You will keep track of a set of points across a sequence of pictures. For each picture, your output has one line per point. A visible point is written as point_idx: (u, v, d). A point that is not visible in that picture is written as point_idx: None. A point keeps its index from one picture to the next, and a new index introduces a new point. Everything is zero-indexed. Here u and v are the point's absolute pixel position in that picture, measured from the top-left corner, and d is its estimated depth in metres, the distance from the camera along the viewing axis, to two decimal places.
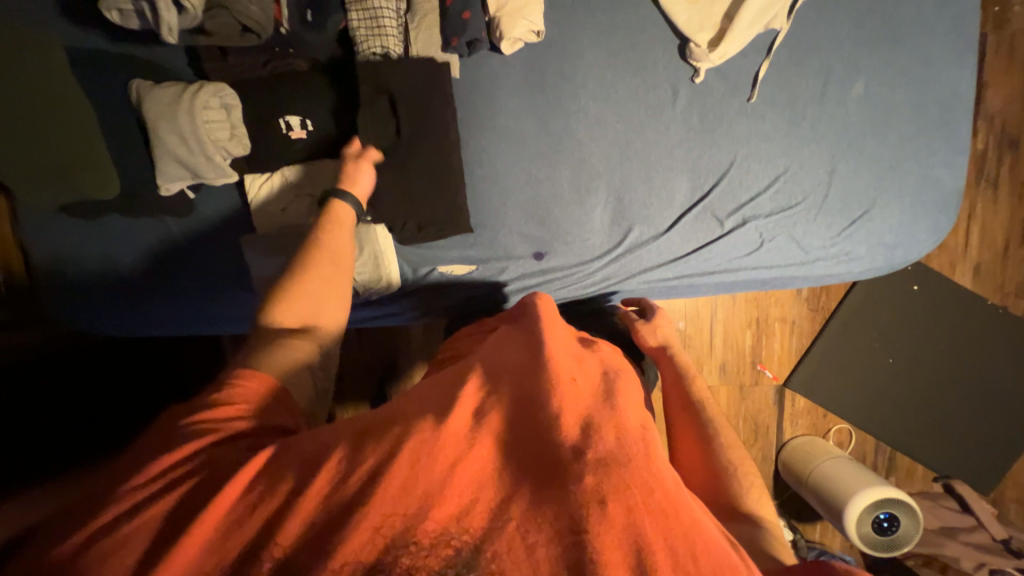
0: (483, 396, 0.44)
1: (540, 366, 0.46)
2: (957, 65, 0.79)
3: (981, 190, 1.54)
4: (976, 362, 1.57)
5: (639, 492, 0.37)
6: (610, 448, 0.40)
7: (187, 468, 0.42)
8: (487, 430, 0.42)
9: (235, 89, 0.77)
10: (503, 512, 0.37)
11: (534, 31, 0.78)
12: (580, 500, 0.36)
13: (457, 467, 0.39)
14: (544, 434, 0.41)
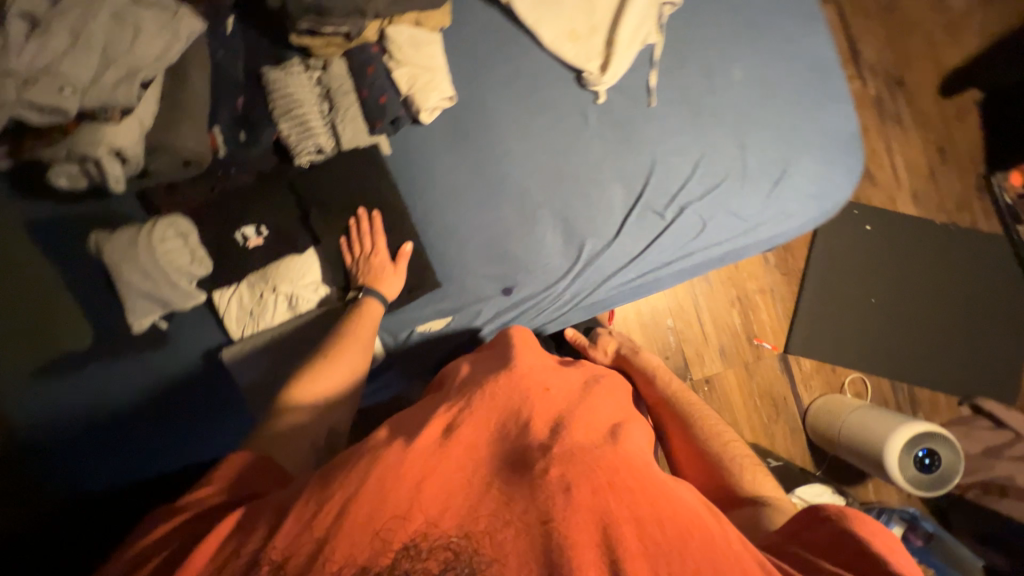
0: (457, 421, 0.54)
1: (511, 388, 0.58)
2: (815, 30, 0.90)
3: (889, 128, 1.69)
4: (944, 280, 1.68)
5: (599, 474, 0.47)
6: (569, 444, 0.50)
7: (183, 532, 0.49)
8: (454, 446, 0.51)
9: (187, 217, 0.83)
10: (483, 513, 0.45)
11: (445, 98, 0.87)
12: (547, 490, 0.45)
13: (425, 479, 0.47)
14: (515, 444, 0.51)
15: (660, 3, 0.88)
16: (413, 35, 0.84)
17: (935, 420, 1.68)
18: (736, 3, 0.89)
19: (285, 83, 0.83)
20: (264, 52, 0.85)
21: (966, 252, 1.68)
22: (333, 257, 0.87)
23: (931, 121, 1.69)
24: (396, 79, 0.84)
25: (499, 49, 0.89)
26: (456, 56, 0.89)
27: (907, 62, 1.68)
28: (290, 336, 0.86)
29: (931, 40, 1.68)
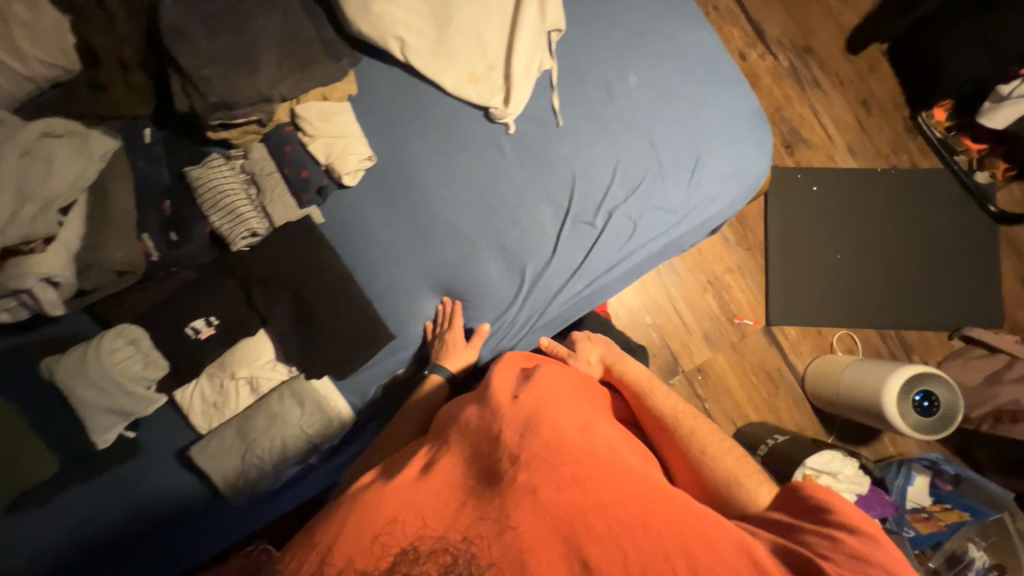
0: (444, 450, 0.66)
1: (486, 409, 0.70)
2: (694, 25, 0.94)
3: (810, 92, 1.76)
4: (901, 222, 1.73)
5: (561, 471, 0.58)
6: (535, 448, 0.61)
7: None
8: (443, 468, 0.63)
9: (135, 324, 0.83)
10: (469, 516, 0.56)
11: (364, 158, 0.90)
12: (519, 488, 0.57)
13: (421, 498, 0.60)
14: (492, 454, 0.63)
15: (546, 31, 0.93)
16: (321, 108, 0.88)
17: (929, 359, 1.69)
18: (617, 15, 0.94)
19: (209, 179, 0.86)
20: (185, 152, 0.89)
21: (913, 192, 1.73)
22: (286, 332, 0.89)
23: (848, 78, 1.76)
24: (314, 151, 0.87)
25: (407, 104, 0.94)
26: (369, 118, 0.93)
27: (810, 30, 1.77)
28: (258, 417, 0.86)
29: (826, 5, 1.77)
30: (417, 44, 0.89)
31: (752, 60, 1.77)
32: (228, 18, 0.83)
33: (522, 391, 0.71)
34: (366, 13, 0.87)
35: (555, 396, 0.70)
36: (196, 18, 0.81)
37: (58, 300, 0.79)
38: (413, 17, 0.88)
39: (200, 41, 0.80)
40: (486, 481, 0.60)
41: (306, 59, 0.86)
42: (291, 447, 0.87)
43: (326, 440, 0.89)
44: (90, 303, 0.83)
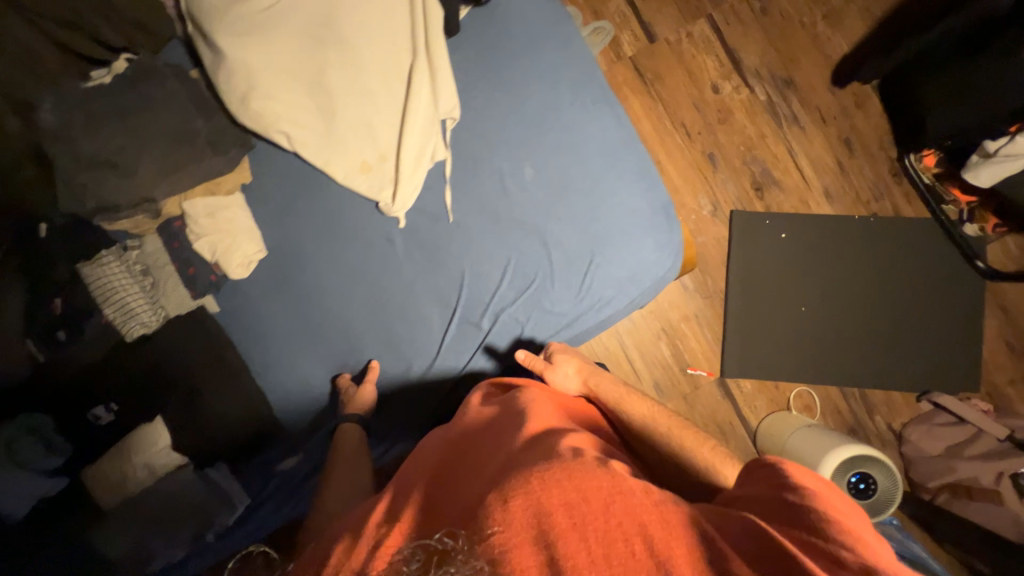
0: (415, 477, 0.67)
1: (456, 445, 0.72)
2: (595, 118, 0.89)
3: (787, 129, 1.63)
4: (878, 274, 1.60)
5: (512, 474, 0.56)
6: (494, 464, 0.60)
7: None
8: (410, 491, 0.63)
9: (40, 410, 0.89)
10: (432, 524, 0.55)
11: (253, 252, 0.91)
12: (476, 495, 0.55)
13: (388, 513, 0.59)
14: (458, 477, 0.63)
15: (440, 118, 0.89)
16: (207, 205, 0.89)
17: (892, 421, 1.60)
18: (516, 104, 0.90)
19: (102, 276, 0.89)
20: (77, 245, 0.89)
21: (893, 242, 1.60)
22: (178, 422, 0.91)
23: (829, 114, 1.62)
24: (200, 250, 0.89)
25: (300, 192, 0.93)
26: (260, 209, 0.93)
27: (792, 59, 1.63)
28: (154, 502, 0.90)
29: (812, 32, 1.63)
30: (303, 135, 0.86)
31: (725, 93, 1.64)
32: (112, 117, 0.84)
33: (490, 424, 0.73)
34: (247, 107, 0.84)
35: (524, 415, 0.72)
36: (80, 119, 0.83)
37: None
38: (296, 110, 0.85)
39: (84, 141, 0.83)
40: (465, 492, 0.58)
41: (190, 155, 0.86)
42: (179, 531, 0.91)
43: (220, 523, 0.93)
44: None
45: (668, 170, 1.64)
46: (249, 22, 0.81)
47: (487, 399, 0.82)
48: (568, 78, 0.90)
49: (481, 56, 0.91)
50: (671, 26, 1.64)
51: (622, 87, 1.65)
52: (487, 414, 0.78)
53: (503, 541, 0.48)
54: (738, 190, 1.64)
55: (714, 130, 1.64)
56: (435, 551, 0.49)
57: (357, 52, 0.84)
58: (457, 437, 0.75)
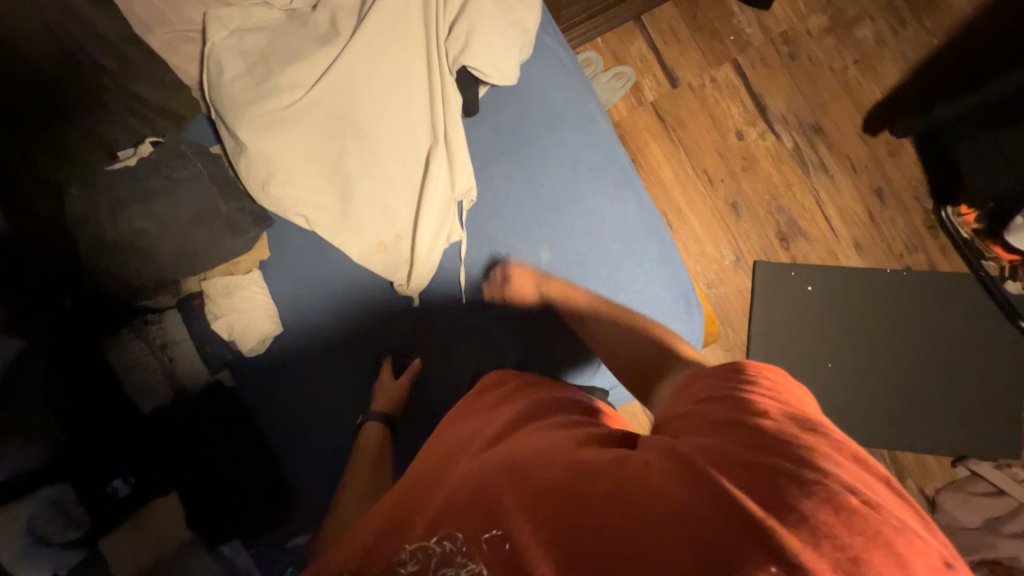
0: (392, 492, 0.63)
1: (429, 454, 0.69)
2: (615, 202, 0.88)
3: (815, 177, 1.57)
4: (912, 330, 1.53)
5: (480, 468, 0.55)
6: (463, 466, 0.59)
7: None
8: (388, 506, 0.60)
9: (53, 484, 0.84)
10: (407, 527, 0.52)
11: (269, 328, 0.93)
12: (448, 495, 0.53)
13: (370, 535, 0.55)
14: (428, 484, 0.60)
15: (456, 198, 0.88)
16: (226, 284, 0.91)
17: (925, 486, 1.51)
18: (532, 186, 0.89)
19: (123, 354, 0.90)
20: (102, 322, 0.92)
21: (926, 298, 1.53)
22: (190, 497, 0.91)
23: (859, 163, 1.56)
24: (217, 330, 0.91)
25: (320, 271, 0.95)
26: (280, 288, 0.95)
27: (821, 105, 1.57)
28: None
29: (843, 77, 1.57)
30: (321, 216, 0.86)
31: (750, 139, 1.59)
32: (133, 199, 0.85)
33: (461, 427, 0.71)
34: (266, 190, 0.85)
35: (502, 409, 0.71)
36: (102, 201, 0.84)
37: None
38: (311, 192, 0.85)
39: (107, 226, 0.84)
40: (442, 489, 0.56)
41: (208, 235, 0.87)
42: None
43: None
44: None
45: (688, 218, 1.60)
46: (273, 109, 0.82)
47: (472, 399, 0.80)
48: (587, 160, 0.89)
49: (499, 135, 0.90)
50: (694, 71, 1.61)
51: (643, 131, 1.61)
52: (466, 412, 0.75)
53: (484, 531, 0.45)
54: (761, 239, 1.59)
55: (738, 177, 1.60)
56: (423, 552, 0.46)
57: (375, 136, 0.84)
58: (435, 439, 0.73)
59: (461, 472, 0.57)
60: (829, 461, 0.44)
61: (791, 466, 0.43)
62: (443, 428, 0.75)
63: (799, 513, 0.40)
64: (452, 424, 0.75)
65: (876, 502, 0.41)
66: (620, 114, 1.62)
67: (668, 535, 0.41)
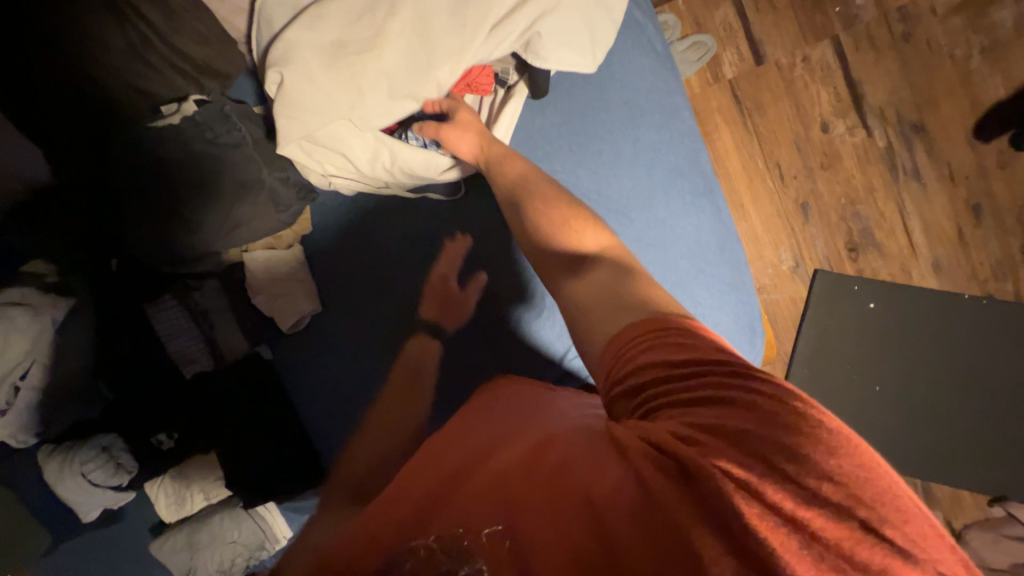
0: (413, 459, 0.66)
1: (451, 427, 0.70)
2: (690, 215, 0.78)
3: (904, 184, 1.40)
4: (980, 364, 1.40)
5: (500, 467, 0.55)
6: (484, 455, 0.59)
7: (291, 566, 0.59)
8: (407, 470, 0.62)
9: (107, 432, 0.92)
10: (421, 510, 0.55)
11: (310, 309, 0.92)
12: (465, 488, 0.55)
13: (389, 496, 0.58)
14: (446, 458, 0.62)
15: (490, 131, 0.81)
16: (268, 259, 0.89)
17: (954, 519, 1.46)
18: (598, 184, 0.79)
19: (164, 320, 0.90)
20: (142, 284, 0.91)
21: (1003, 332, 1.39)
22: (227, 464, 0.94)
23: (961, 172, 1.37)
24: (257, 304, 0.91)
25: (371, 256, 0.94)
26: (324, 271, 0.94)
27: (929, 100, 1.37)
28: (208, 528, 0.95)
29: (964, 69, 1.34)
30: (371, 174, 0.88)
31: (836, 133, 1.41)
32: (178, 164, 0.80)
33: (485, 410, 0.72)
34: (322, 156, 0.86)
35: (527, 405, 0.71)
36: (144, 165, 0.80)
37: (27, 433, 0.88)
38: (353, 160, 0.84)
39: (152, 192, 0.80)
40: (460, 475, 0.57)
41: (252, 209, 0.83)
42: (233, 562, 0.96)
43: (262, 553, 0.97)
44: (60, 422, 0.90)
45: (750, 216, 1.47)
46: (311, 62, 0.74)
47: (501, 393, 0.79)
48: (664, 164, 0.79)
49: (569, 124, 0.81)
50: (785, 47, 1.41)
51: (714, 114, 1.45)
52: (489, 400, 0.76)
53: (481, 531, 0.49)
54: (827, 247, 1.45)
55: (814, 176, 1.44)
56: (422, 553, 0.49)
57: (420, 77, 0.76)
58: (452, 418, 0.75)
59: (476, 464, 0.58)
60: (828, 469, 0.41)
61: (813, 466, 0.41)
62: (465, 410, 0.75)
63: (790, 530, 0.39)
64: (472, 408, 0.76)
65: (880, 519, 0.39)
66: (691, 91, 1.46)
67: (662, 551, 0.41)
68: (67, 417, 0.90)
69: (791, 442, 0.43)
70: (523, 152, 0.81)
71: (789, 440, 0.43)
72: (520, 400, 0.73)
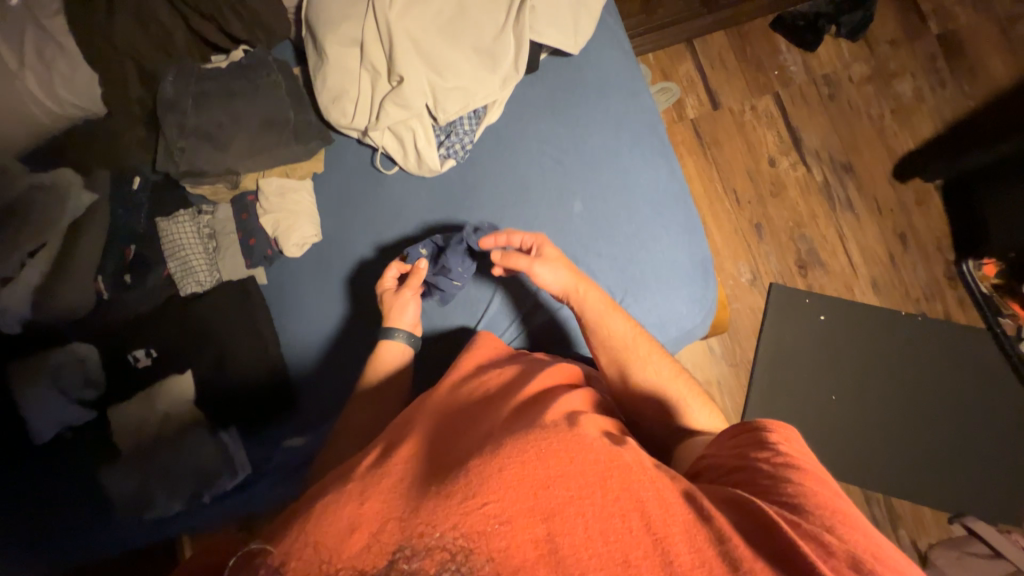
0: (417, 442, 0.63)
1: (460, 416, 0.70)
2: (650, 169, 0.93)
3: (840, 213, 1.62)
4: (921, 377, 1.52)
5: (518, 453, 0.54)
6: (496, 439, 0.58)
7: (264, 547, 0.54)
8: (415, 456, 0.61)
9: (87, 343, 0.95)
10: (428, 501, 0.52)
11: (311, 236, 0.97)
12: (478, 471, 0.53)
13: (395, 483, 0.56)
14: (459, 446, 0.61)
15: (501, 91, 0.94)
16: (281, 185, 0.96)
17: (917, 538, 1.47)
18: (576, 142, 0.96)
19: (172, 232, 0.97)
20: (163, 200, 0.99)
21: (937, 349, 1.53)
22: (206, 379, 0.96)
23: (886, 206, 1.60)
24: (264, 225, 0.96)
25: (366, 191, 0.99)
26: (325, 201, 1.00)
27: (854, 146, 1.64)
28: (164, 454, 0.93)
29: (879, 124, 1.63)
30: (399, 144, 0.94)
31: (782, 168, 1.66)
32: (219, 96, 0.93)
33: (490, 394, 0.73)
34: (352, 106, 0.91)
35: (530, 387, 0.72)
36: (189, 92, 0.93)
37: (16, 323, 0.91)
38: (360, 94, 0.91)
39: (190, 114, 0.92)
40: (471, 458, 0.57)
41: (278, 140, 0.95)
42: (181, 492, 0.93)
43: (216, 488, 0.94)
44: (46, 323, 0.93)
45: (711, 232, 1.65)
46: (359, 15, 0.88)
47: (479, 350, 0.88)
48: (630, 129, 0.95)
49: (554, 94, 0.98)
50: (736, 97, 1.70)
51: (679, 145, 1.69)
52: (475, 379, 0.78)
53: (503, 522, 0.49)
54: (779, 263, 1.62)
55: (765, 202, 1.65)
56: (439, 550, 0.48)
57: (439, 49, 0.89)
58: (439, 396, 0.76)
59: (483, 449, 0.57)
60: (836, 512, 0.53)
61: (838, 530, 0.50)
62: (468, 387, 0.77)
63: (817, 553, 0.48)
64: (459, 385, 0.78)
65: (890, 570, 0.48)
66: None
67: (697, 560, 0.47)
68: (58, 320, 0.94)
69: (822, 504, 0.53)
70: (514, 115, 0.98)
71: (816, 511, 0.52)
72: (514, 382, 0.75)
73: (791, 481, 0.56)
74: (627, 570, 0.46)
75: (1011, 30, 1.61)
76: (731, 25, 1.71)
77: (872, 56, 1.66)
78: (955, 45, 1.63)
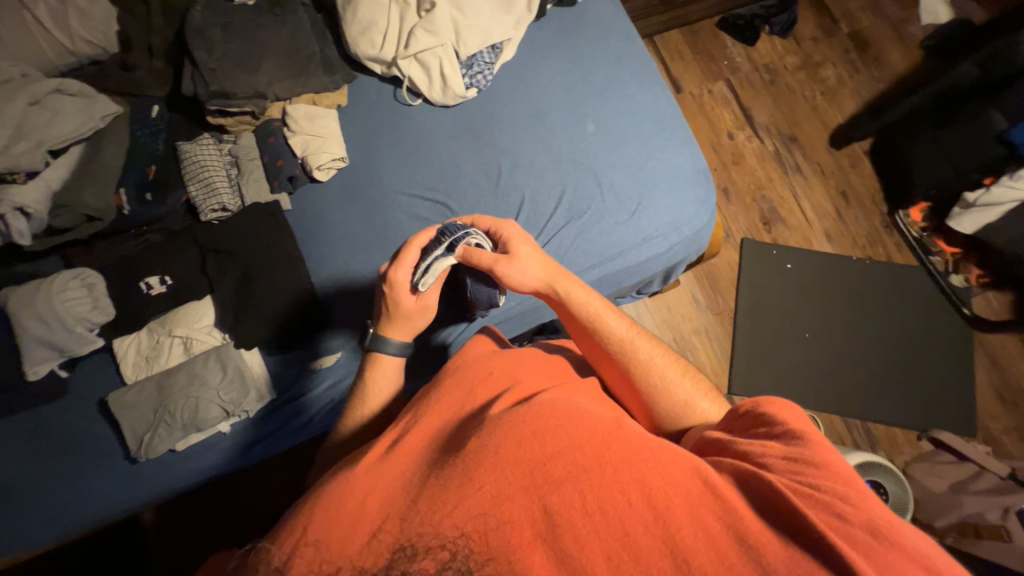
0: (417, 430, 0.60)
1: (460, 408, 0.63)
2: (649, 93, 1.06)
3: (792, 177, 1.85)
4: (875, 312, 1.72)
5: (510, 435, 0.51)
6: (487, 425, 0.54)
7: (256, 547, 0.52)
8: (410, 450, 0.57)
9: (96, 270, 0.91)
10: (425, 495, 0.49)
11: (338, 159, 1.00)
12: (469, 462, 0.50)
13: (385, 483, 0.53)
14: (458, 439, 0.57)
15: (513, 30, 1.05)
16: (309, 111, 1.00)
17: (895, 458, 1.59)
18: (581, 71, 1.07)
19: (196, 154, 0.97)
20: (184, 129, 1.01)
21: (886, 288, 1.74)
22: (229, 301, 0.93)
23: (827, 169, 1.86)
24: (293, 145, 0.98)
25: (389, 119, 1.05)
26: (352, 129, 1.04)
27: (796, 121, 1.90)
28: (182, 377, 0.89)
29: (813, 103, 1.92)
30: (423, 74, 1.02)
31: (739, 140, 1.88)
32: (246, 29, 0.98)
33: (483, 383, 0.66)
34: (381, 43, 1.00)
35: (531, 373, 0.69)
36: (217, 24, 0.97)
37: (30, 234, 0.88)
38: (389, 27, 1.00)
39: (218, 43, 0.96)
40: (468, 443, 0.53)
41: (306, 69, 1.00)
42: (200, 416, 0.88)
43: (242, 414, 0.91)
44: (60, 242, 0.91)
45: None
46: None
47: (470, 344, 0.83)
48: (628, 63, 1.08)
49: (558, 36, 1.10)
50: (694, 82, 1.94)
51: None
52: (476, 360, 0.71)
53: (496, 515, 0.45)
54: (747, 221, 1.81)
55: (729, 169, 1.86)
56: (434, 552, 0.44)
57: None
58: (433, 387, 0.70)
59: (481, 430, 0.53)
60: (846, 482, 0.45)
61: (850, 498, 0.43)
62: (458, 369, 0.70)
63: (828, 522, 0.42)
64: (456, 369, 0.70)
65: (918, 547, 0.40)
66: None
67: (700, 532, 0.43)
68: (73, 248, 0.93)
69: (835, 475, 0.45)
70: (527, 52, 1.09)
71: (822, 486, 0.44)
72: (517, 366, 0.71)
73: (796, 452, 0.48)
74: (626, 547, 0.43)
75: (902, 29, 1.98)
76: (686, 22, 1.97)
77: (800, 49, 1.97)
78: (862, 41, 1.97)
